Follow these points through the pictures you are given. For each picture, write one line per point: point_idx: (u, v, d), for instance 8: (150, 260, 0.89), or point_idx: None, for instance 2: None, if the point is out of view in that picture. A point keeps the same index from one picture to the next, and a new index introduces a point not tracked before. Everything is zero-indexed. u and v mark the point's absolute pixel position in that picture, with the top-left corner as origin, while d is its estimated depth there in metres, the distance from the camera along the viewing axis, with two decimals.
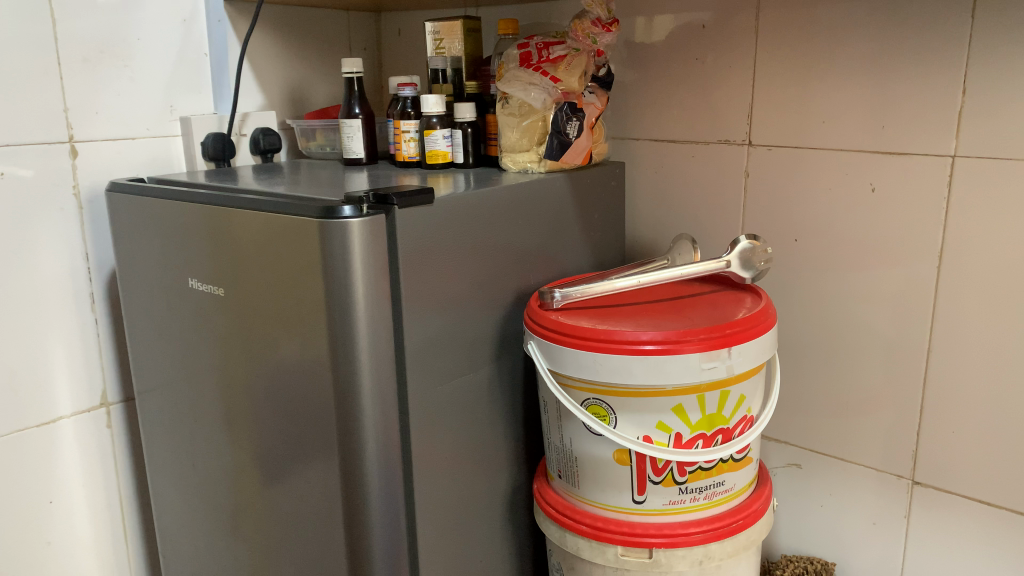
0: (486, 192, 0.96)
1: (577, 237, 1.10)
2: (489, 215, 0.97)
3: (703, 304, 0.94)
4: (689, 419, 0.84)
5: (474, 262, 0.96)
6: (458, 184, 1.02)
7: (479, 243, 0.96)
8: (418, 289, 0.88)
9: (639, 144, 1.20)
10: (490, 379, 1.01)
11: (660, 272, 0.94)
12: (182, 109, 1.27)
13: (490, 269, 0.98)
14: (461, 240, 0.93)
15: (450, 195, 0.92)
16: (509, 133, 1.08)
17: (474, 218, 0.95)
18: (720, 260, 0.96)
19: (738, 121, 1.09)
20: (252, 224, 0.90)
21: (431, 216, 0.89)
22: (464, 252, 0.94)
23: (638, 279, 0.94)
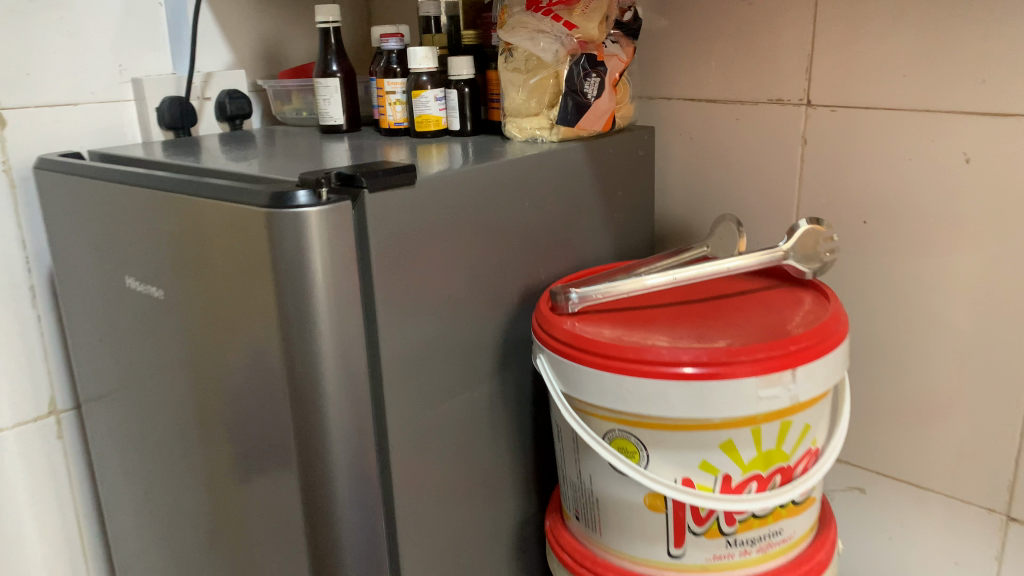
0: (482, 169, 0.78)
1: (596, 221, 0.92)
2: (484, 198, 0.78)
3: (751, 306, 0.76)
4: (740, 458, 0.67)
5: (467, 256, 0.78)
6: (453, 159, 0.84)
7: (473, 232, 0.78)
8: (396, 292, 0.71)
9: (670, 104, 1.00)
10: (492, 397, 0.84)
11: (698, 266, 0.76)
12: (134, 69, 1.08)
13: (489, 263, 0.80)
14: (451, 229, 0.75)
15: (436, 174, 0.74)
16: (513, 94, 0.89)
17: (466, 201, 0.76)
18: (776, 250, 0.78)
19: (794, 77, 0.89)
20: (193, 215, 0.73)
21: (412, 200, 0.71)
22: (454, 245, 0.76)
23: (670, 275, 0.76)
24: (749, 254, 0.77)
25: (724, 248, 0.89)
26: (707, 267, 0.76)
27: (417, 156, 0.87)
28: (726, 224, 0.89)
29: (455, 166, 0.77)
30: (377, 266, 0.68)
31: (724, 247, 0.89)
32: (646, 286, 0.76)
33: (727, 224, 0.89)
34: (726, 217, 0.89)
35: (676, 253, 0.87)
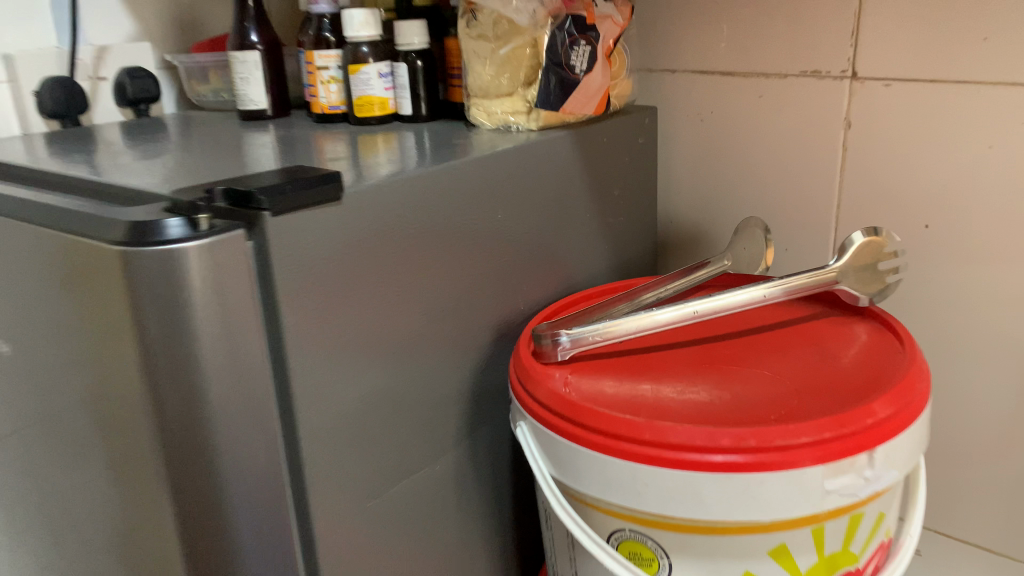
0: (436, 172, 0.58)
1: (586, 228, 0.73)
2: (440, 210, 0.59)
3: (793, 347, 0.58)
4: (796, 567, 0.49)
5: (418, 288, 0.58)
6: (402, 157, 0.65)
7: (427, 256, 0.58)
8: (323, 347, 0.51)
9: (674, 79, 0.81)
10: (457, 466, 0.65)
11: (722, 295, 0.59)
12: (4, 42, 0.85)
13: (451, 294, 0.61)
14: (396, 255, 0.56)
15: (371, 182, 0.54)
16: (478, 68, 0.69)
17: (415, 217, 0.57)
18: (827, 270, 0.60)
19: (836, 41, 0.70)
20: (27, 247, 0.52)
21: (337, 221, 0.51)
22: (401, 277, 0.57)
23: (687, 307, 0.58)
24: (789, 277, 0.59)
25: (747, 260, 0.72)
26: (734, 296, 0.58)
27: (357, 155, 0.68)
28: (750, 229, 0.72)
29: (402, 169, 0.58)
30: (290, 315, 0.49)
31: (747, 260, 0.72)
32: (657, 323, 0.58)
33: (751, 228, 0.72)
34: (749, 220, 0.72)
35: (691, 270, 0.69)
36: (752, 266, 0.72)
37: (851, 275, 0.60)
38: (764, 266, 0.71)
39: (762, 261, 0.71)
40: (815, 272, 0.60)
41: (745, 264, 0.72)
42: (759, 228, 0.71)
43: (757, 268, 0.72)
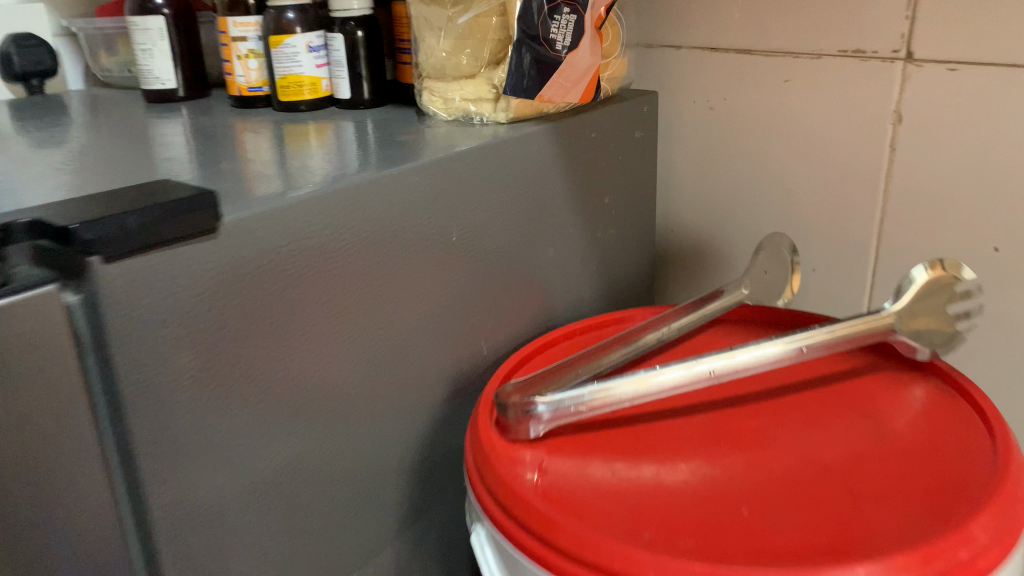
0: (364, 185, 0.43)
1: (568, 246, 0.58)
2: (371, 236, 0.44)
3: (834, 418, 0.45)
4: None
5: (343, 342, 0.43)
6: (332, 158, 0.50)
7: (353, 299, 0.43)
8: (192, 439, 0.37)
9: (679, 56, 0.66)
10: (402, 552, 0.51)
11: (744, 348, 0.45)
12: None
13: (390, 344, 0.46)
14: (310, 301, 0.41)
15: (268, 203, 0.38)
16: (431, 41, 0.53)
17: (334, 247, 0.42)
18: (881, 316, 0.47)
19: (888, 12, 0.54)
20: None
21: (208, 263, 0.36)
22: (315, 330, 0.41)
23: (699, 365, 0.44)
24: (829, 325, 0.46)
25: (768, 286, 0.58)
26: (759, 351, 0.45)
27: (278, 151, 0.53)
28: (773, 248, 0.58)
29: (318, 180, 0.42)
30: (132, 407, 0.34)
31: (768, 286, 0.58)
32: (660, 387, 0.44)
33: (774, 247, 0.58)
34: (772, 235, 0.58)
35: (698, 303, 0.55)
36: (774, 294, 0.58)
37: (911, 326, 0.47)
38: (788, 294, 0.58)
39: (786, 288, 0.58)
40: (862, 318, 0.46)
41: (766, 290, 0.58)
42: (784, 248, 0.57)
43: (780, 296, 0.58)
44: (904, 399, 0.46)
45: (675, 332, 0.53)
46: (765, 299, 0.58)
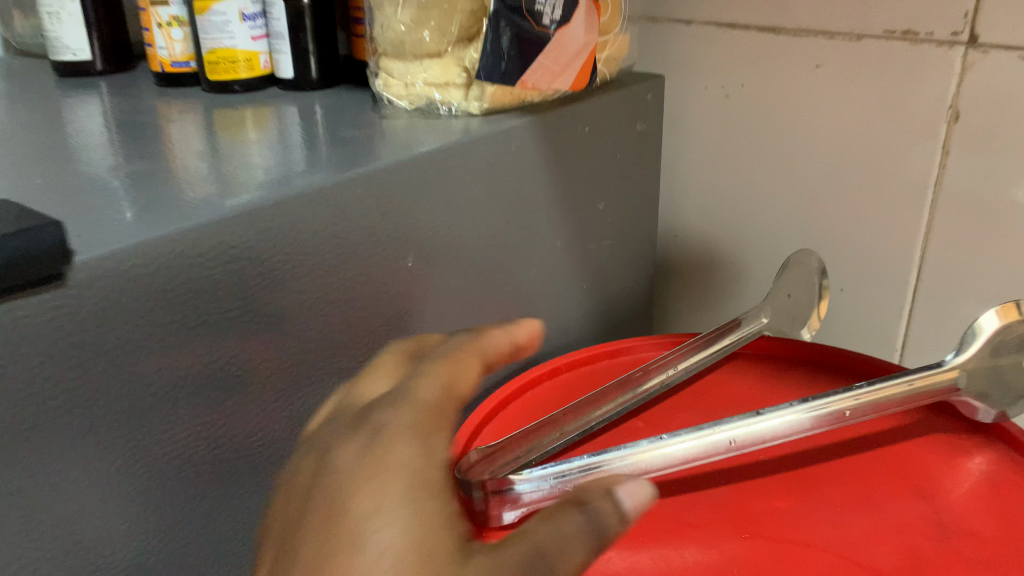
0: (285, 204, 0.33)
1: (555, 262, 0.49)
2: (296, 268, 0.34)
3: (879, 497, 0.36)
4: None
5: (253, 406, 0.34)
6: (260, 153, 0.40)
7: (269, 351, 0.34)
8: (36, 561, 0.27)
9: (689, 33, 0.56)
10: None
11: (772, 412, 0.37)
12: None
13: (325, 395, 0.37)
14: (212, 356, 0.31)
15: (144, 231, 0.29)
16: (388, 11, 0.42)
17: (244, 286, 0.32)
18: (942, 373, 0.39)
19: None
20: None
21: (52, 330, 0.26)
22: (217, 396, 0.32)
23: (716, 431, 0.36)
24: (873, 385, 0.38)
25: (790, 312, 0.50)
26: (789, 415, 0.37)
27: (203, 141, 0.43)
28: (801, 269, 0.49)
29: (231, 190, 0.33)
30: None
31: (790, 312, 0.50)
32: (667, 460, 0.35)
33: (802, 267, 0.49)
34: (800, 253, 0.49)
35: (707, 339, 0.46)
36: (799, 321, 0.49)
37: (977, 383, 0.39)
38: (815, 322, 0.49)
39: (813, 314, 0.49)
40: (913, 376, 0.39)
41: (788, 317, 0.50)
42: (814, 269, 0.49)
43: (805, 324, 0.49)
44: (963, 470, 0.37)
45: (680, 375, 0.44)
46: (788, 329, 0.49)
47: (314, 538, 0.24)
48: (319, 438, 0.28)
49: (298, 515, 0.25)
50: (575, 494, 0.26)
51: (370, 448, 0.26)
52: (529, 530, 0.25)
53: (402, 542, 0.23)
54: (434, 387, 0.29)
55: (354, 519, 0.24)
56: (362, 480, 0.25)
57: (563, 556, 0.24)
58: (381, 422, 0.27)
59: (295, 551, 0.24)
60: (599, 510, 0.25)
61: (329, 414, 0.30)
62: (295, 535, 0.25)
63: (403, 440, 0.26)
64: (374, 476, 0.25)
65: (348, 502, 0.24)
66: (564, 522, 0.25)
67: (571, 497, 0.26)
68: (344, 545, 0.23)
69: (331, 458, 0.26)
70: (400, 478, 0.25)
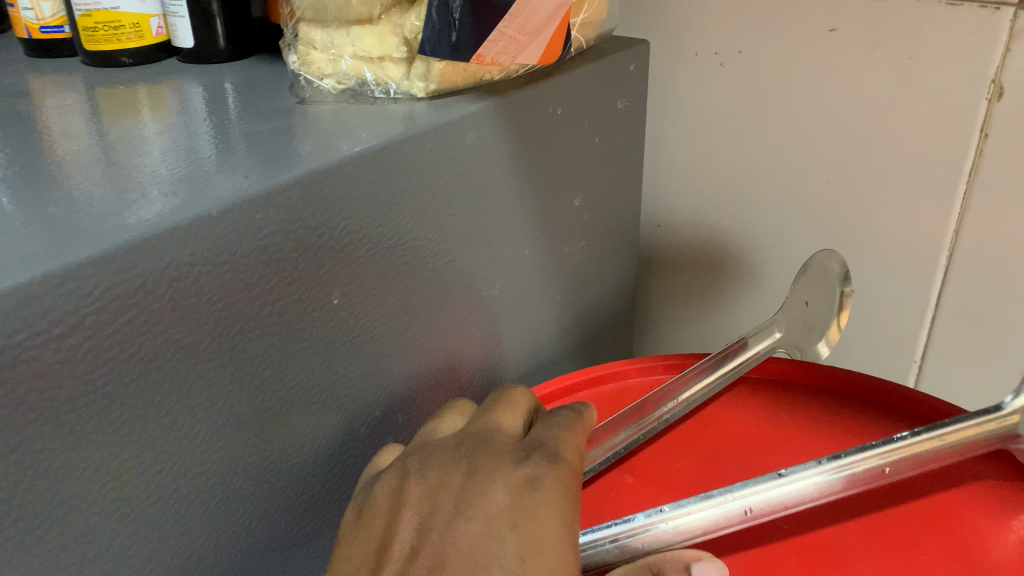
0: (137, 248, 0.23)
1: (523, 273, 0.40)
2: (168, 329, 0.24)
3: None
4: None
5: (122, 523, 0.24)
6: (140, 141, 0.31)
7: (136, 446, 0.24)
8: None
9: None
10: None
11: (796, 474, 0.30)
12: None
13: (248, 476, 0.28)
14: (65, 453, 0.22)
15: None
16: None
17: (103, 359, 0.23)
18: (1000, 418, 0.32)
19: None
20: None
21: None
22: (61, 519, 0.23)
23: (729, 499, 0.30)
24: (914, 434, 0.31)
25: (806, 321, 0.42)
26: (815, 475, 0.30)
27: (72, 128, 0.33)
28: (818, 273, 0.41)
29: (117, 205, 0.24)
30: None
31: (806, 322, 0.42)
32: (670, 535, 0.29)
33: (820, 270, 0.41)
34: (821, 254, 0.41)
35: (710, 365, 0.39)
36: (816, 333, 0.41)
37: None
38: (835, 333, 0.41)
39: (833, 324, 0.41)
40: (962, 423, 0.32)
41: (805, 327, 0.42)
42: (835, 274, 0.41)
43: (824, 336, 0.41)
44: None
45: (680, 409, 0.37)
46: (804, 344, 0.42)
47: (452, 562, 0.24)
48: (465, 447, 0.28)
49: (438, 521, 0.26)
50: (657, 562, 0.29)
51: (522, 492, 0.26)
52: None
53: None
54: (576, 454, 0.29)
55: (497, 569, 0.24)
56: (510, 525, 0.25)
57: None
58: (534, 467, 0.27)
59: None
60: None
61: (466, 429, 0.30)
62: (432, 544, 0.25)
63: (553, 503, 0.26)
64: (523, 528, 0.25)
65: (492, 541, 0.25)
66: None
67: (650, 561, 0.29)
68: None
69: (479, 484, 0.26)
70: (546, 546, 0.25)
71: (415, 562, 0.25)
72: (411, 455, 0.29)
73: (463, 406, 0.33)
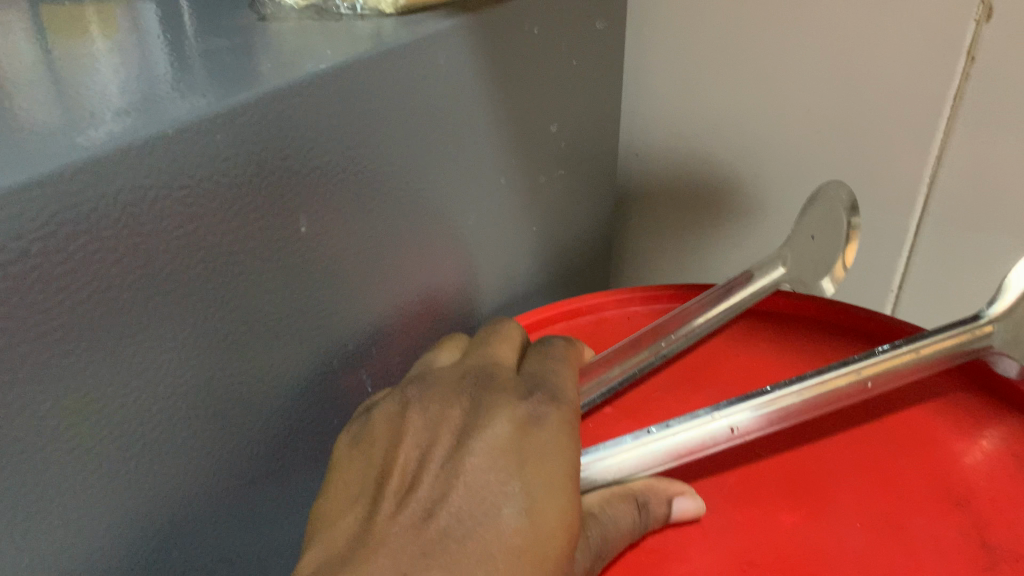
0: (88, 167, 0.21)
1: (498, 202, 0.39)
2: (124, 256, 0.23)
3: (910, 504, 0.29)
4: None
5: (85, 458, 0.24)
6: (88, 57, 0.29)
7: (94, 379, 0.23)
8: None
9: None
10: None
11: (784, 389, 0.30)
12: None
13: (217, 409, 0.27)
14: (21, 383, 0.21)
15: None
16: None
17: (56, 287, 0.21)
18: (972, 332, 0.32)
19: None
20: None
21: None
22: (19, 455, 0.22)
23: (716, 418, 0.29)
24: (894, 347, 0.31)
25: (812, 257, 0.42)
26: (799, 391, 0.30)
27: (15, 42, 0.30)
28: (826, 205, 0.41)
29: (65, 123, 0.23)
30: None
31: (812, 258, 0.42)
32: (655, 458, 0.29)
33: (828, 203, 0.41)
34: (828, 187, 0.41)
35: (710, 301, 0.38)
36: (822, 268, 0.42)
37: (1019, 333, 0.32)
38: (840, 271, 0.42)
39: (838, 262, 0.42)
40: (941, 338, 0.32)
41: (810, 263, 0.42)
42: (843, 204, 0.41)
43: (829, 273, 0.42)
44: (1003, 456, 0.30)
45: (677, 344, 0.36)
46: (808, 280, 0.42)
47: (457, 495, 0.24)
48: (468, 384, 0.28)
49: (440, 456, 0.25)
50: (642, 491, 0.28)
51: (528, 430, 0.25)
52: (593, 514, 0.26)
53: (536, 546, 0.23)
54: (574, 389, 0.28)
55: (501, 508, 0.23)
56: (517, 464, 0.24)
57: (611, 546, 0.26)
58: (539, 405, 0.26)
59: (435, 507, 0.24)
60: (653, 515, 0.28)
61: (464, 361, 0.29)
62: (433, 476, 0.25)
63: (559, 445, 0.25)
64: (531, 466, 0.24)
65: (499, 478, 0.24)
66: (622, 516, 0.27)
67: (633, 488, 0.28)
68: (484, 522, 0.23)
69: (483, 418, 0.26)
70: (555, 483, 0.24)
71: (415, 495, 0.24)
72: (411, 388, 0.28)
73: (456, 338, 0.32)
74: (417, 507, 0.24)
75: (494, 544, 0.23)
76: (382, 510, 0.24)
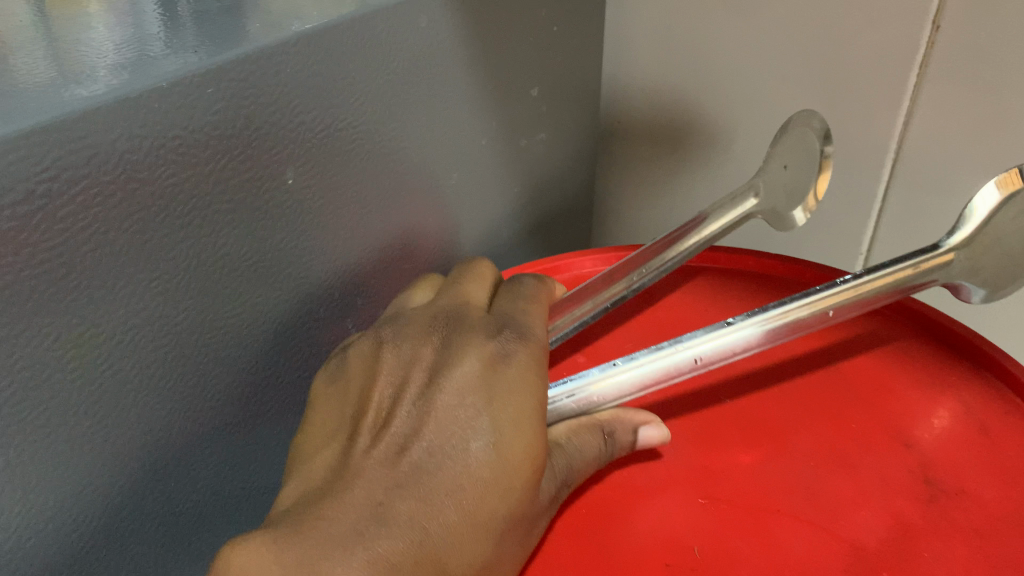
0: (89, 115, 0.23)
1: (479, 163, 0.41)
2: (123, 201, 0.24)
3: (859, 444, 0.31)
4: None
5: (90, 389, 0.25)
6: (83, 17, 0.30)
7: (97, 315, 0.25)
8: None
9: None
10: None
11: (745, 321, 0.31)
12: None
13: (211, 350, 0.29)
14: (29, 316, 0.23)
15: None
16: None
17: (61, 227, 0.23)
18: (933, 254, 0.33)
19: None
20: None
21: None
22: (29, 383, 0.24)
23: (680, 349, 0.31)
24: (857, 278, 0.32)
25: (785, 186, 0.41)
26: (758, 325, 0.31)
27: None
28: (799, 133, 0.40)
29: (66, 75, 0.24)
30: None
31: (786, 188, 0.41)
32: (621, 389, 0.31)
33: (801, 131, 0.40)
34: (800, 116, 0.40)
35: (677, 239, 0.38)
36: (796, 197, 0.40)
37: (981, 263, 0.33)
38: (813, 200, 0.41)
39: (812, 191, 0.40)
40: (903, 265, 0.32)
41: (781, 192, 0.41)
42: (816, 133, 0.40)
43: (802, 203, 0.41)
44: (948, 399, 0.32)
45: (647, 278, 0.38)
46: (782, 208, 0.41)
47: (428, 429, 0.26)
48: (440, 326, 0.29)
49: (413, 393, 0.27)
50: (608, 422, 0.30)
51: (496, 366, 0.27)
52: (559, 444, 0.28)
53: (502, 475, 0.25)
54: (543, 328, 0.30)
55: (470, 438, 0.25)
56: (485, 400, 0.26)
57: (577, 475, 0.28)
58: (507, 343, 0.28)
59: (408, 439, 0.25)
60: (619, 445, 0.30)
61: (438, 302, 0.31)
62: (406, 411, 0.26)
63: (526, 378, 0.27)
64: (499, 400, 0.26)
65: (467, 412, 0.26)
66: (588, 446, 0.29)
67: (599, 420, 0.30)
68: (454, 453, 0.25)
69: (455, 357, 0.27)
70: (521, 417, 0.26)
71: (389, 429, 0.26)
72: (387, 327, 0.30)
73: (433, 278, 0.34)
74: (391, 441, 0.26)
75: (463, 474, 0.25)
76: (359, 445, 0.26)
